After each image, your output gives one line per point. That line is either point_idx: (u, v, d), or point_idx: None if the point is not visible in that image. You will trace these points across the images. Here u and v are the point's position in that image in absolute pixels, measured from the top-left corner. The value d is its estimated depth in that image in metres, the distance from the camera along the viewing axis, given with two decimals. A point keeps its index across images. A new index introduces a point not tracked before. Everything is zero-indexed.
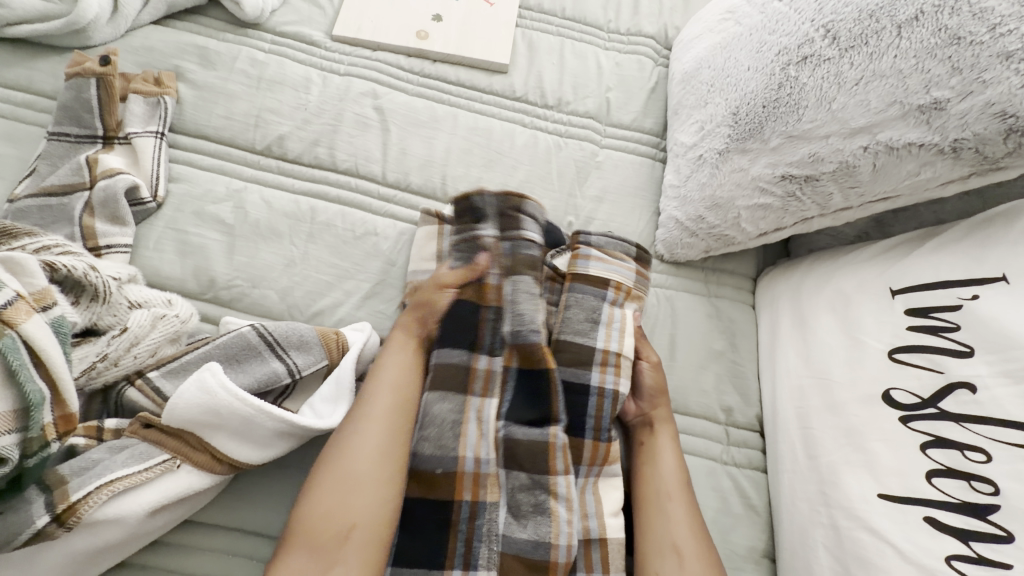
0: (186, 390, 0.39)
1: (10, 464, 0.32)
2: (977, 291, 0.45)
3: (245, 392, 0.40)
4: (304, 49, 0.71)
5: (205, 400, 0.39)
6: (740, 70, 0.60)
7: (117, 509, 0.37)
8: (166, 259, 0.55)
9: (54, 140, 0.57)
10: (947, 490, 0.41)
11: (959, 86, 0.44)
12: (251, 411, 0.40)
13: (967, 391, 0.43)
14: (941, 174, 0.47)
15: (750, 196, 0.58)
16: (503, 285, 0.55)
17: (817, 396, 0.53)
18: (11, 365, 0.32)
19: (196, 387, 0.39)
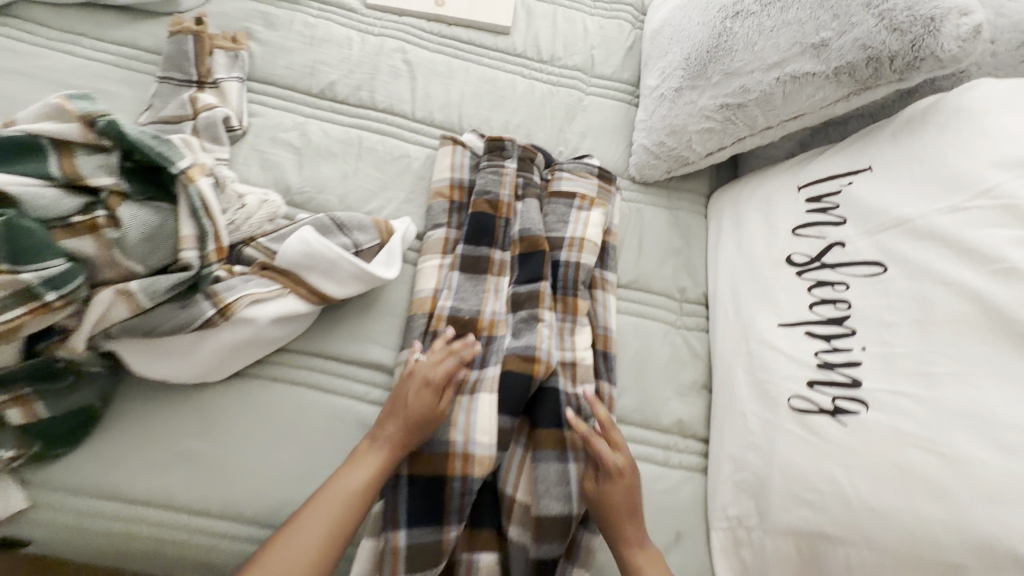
0: (293, 242, 0.57)
1: (195, 269, 0.50)
2: (852, 179, 0.63)
3: (331, 244, 0.58)
4: (345, 15, 0.87)
5: (304, 248, 0.57)
6: (692, 25, 0.77)
7: (252, 313, 0.54)
8: (253, 171, 0.72)
9: (162, 83, 0.74)
10: (822, 313, 0.59)
11: (838, 28, 0.61)
12: (335, 257, 0.57)
13: (839, 246, 0.61)
14: (829, 95, 0.64)
15: (698, 122, 0.74)
16: (513, 204, 0.73)
17: (745, 269, 0.70)
18: (196, 206, 0.49)
19: (297, 240, 0.57)
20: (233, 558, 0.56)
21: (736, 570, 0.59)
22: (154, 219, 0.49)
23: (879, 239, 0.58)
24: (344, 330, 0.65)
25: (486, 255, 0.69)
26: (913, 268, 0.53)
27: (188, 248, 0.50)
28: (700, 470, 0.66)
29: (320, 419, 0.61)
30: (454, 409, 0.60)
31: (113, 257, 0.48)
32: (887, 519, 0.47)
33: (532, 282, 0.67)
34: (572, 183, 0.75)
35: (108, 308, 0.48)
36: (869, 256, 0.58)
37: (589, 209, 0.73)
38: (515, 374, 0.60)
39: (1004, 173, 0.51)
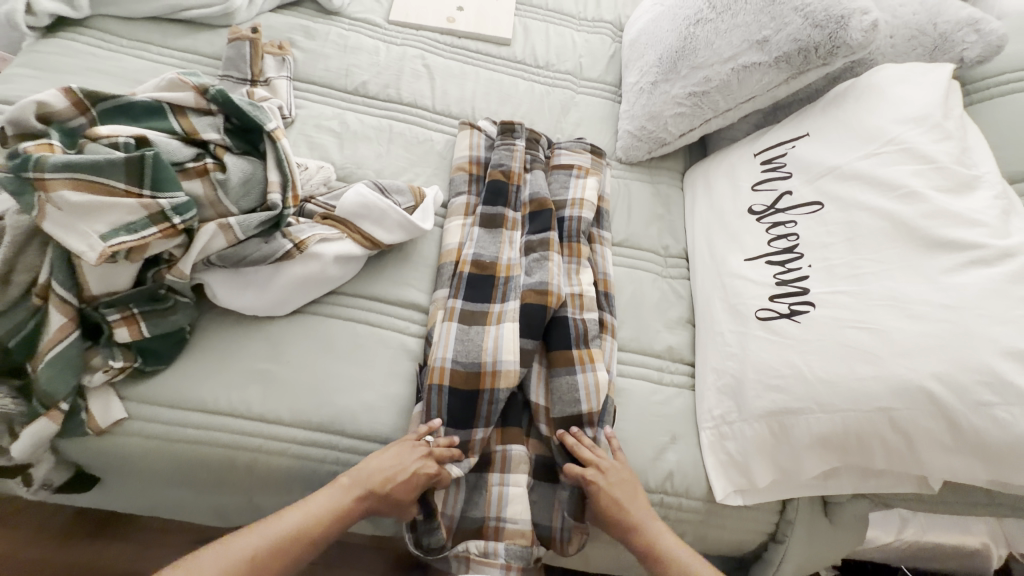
0: (350, 196, 0.70)
1: (279, 208, 0.62)
2: (795, 144, 0.79)
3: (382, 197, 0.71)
4: (372, 29, 1.03)
5: (361, 200, 0.70)
6: (663, 33, 0.94)
7: (321, 249, 0.66)
8: (302, 151, 0.85)
9: (223, 80, 0.87)
10: (778, 245, 0.73)
11: (776, 28, 0.78)
12: (386, 207, 0.70)
13: (788, 195, 0.76)
14: (773, 80, 0.81)
15: (672, 108, 0.91)
16: (524, 174, 0.87)
17: (716, 222, 0.85)
18: (282, 156, 0.62)
19: (354, 194, 0.70)
20: (292, 461, 0.65)
21: (723, 461, 0.69)
22: (248, 168, 0.61)
23: (818, 185, 0.73)
24: (386, 276, 0.76)
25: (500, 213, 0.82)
26: (843, 202, 0.69)
27: (275, 191, 0.62)
28: (689, 387, 0.77)
29: (369, 345, 0.71)
30: (483, 336, 0.71)
31: (216, 197, 0.60)
32: (835, 385, 0.60)
33: (541, 234, 0.80)
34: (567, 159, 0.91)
35: (211, 239, 0.60)
36: (811, 198, 0.73)
37: (586, 177, 0.88)
38: (532, 306, 0.72)
39: (904, 128, 0.68)
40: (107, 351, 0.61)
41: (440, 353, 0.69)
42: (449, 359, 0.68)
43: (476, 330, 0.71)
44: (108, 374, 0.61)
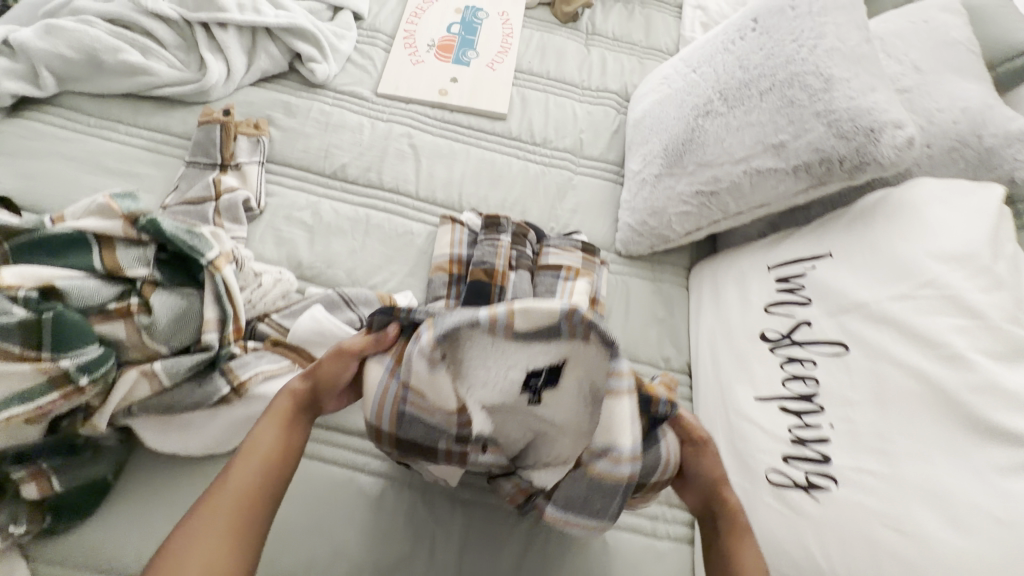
0: (304, 321, 0.62)
1: (213, 349, 0.55)
2: (816, 263, 0.69)
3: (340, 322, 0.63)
4: (357, 103, 0.97)
5: (316, 326, 0.62)
6: (669, 119, 0.86)
7: (265, 389, 0.58)
8: (267, 247, 0.78)
9: (190, 166, 0.81)
10: (794, 388, 0.64)
11: (794, 133, 0.69)
12: (344, 334, 0.62)
13: (807, 326, 0.66)
14: (791, 188, 0.71)
15: (677, 205, 0.82)
16: (509, 273, 0.77)
17: (723, 340, 0.75)
18: (220, 291, 0.55)
19: (309, 319, 0.62)
20: None
21: None
22: (181, 304, 0.54)
23: (841, 319, 0.63)
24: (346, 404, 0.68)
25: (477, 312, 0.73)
26: (870, 348, 0.59)
27: (210, 330, 0.55)
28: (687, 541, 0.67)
29: (332, 492, 0.63)
30: None
31: (140, 339, 0.53)
32: None
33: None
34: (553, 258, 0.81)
35: (132, 387, 0.52)
36: (832, 335, 0.63)
37: (574, 280, 0.79)
38: None
39: (947, 267, 0.58)
40: (11, 510, 0.52)
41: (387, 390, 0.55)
42: None
43: None
44: (10, 540, 0.52)
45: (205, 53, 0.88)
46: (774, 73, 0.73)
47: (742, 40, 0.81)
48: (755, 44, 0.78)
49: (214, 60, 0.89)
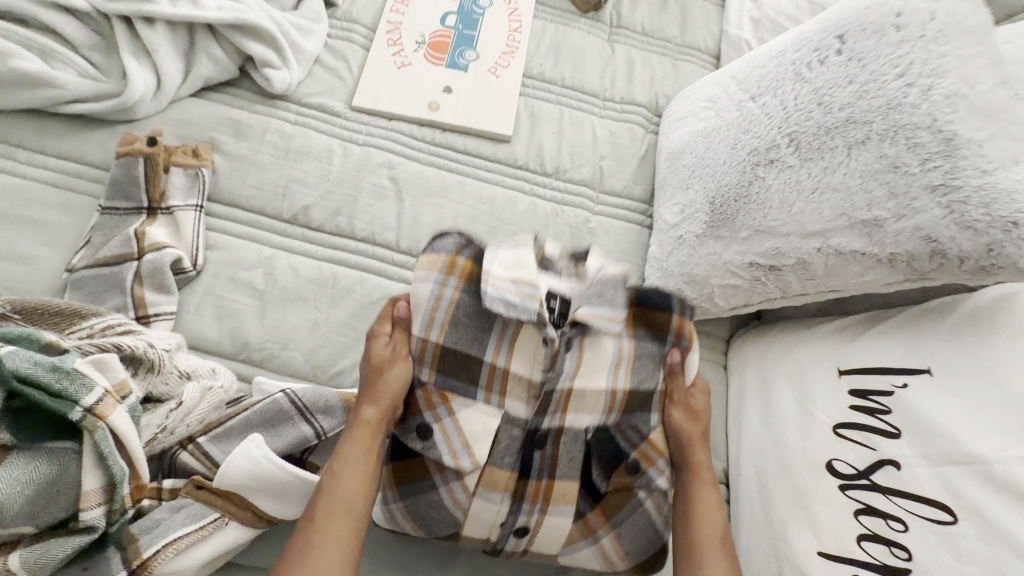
0: (236, 459, 0.47)
1: (96, 533, 0.39)
2: (907, 379, 0.54)
3: (283, 460, 0.48)
4: (326, 120, 0.78)
5: (251, 468, 0.47)
6: (717, 162, 0.68)
7: (179, 565, 0.44)
8: (206, 323, 0.62)
9: (106, 213, 0.64)
10: (874, 553, 0.50)
11: (894, 210, 0.52)
12: (288, 477, 0.47)
13: (893, 467, 0.51)
14: (881, 278, 0.55)
15: (722, 276, 0.65)
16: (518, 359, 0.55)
17: (774, 459, 0.60)
18: (101, 452, 0.39)
19: (242, 457, 0.47)
20: None
21: None
22: (45, 474, 0.38)
23: (943, 472, 0.48)
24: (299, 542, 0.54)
25: (471, 392, 0.54)
26: (987, 526, 0.44)
27: (90, 506, 0.39)
28: None
29: None
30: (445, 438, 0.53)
31: None
32: None
33: (520, 448, 0.54)
34: (589, 308, 0.54)
35: None
36: (929, 491, 0.48)
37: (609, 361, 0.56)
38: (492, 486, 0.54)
39: None
40: None
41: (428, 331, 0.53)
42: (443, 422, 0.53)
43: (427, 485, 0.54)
44: None
45: (127, 58, 0.69)
46: (869, 120, 0.55)
47: (820, 65, 0.61)
48: (841, 74, 0.59)
49: (139, 67, 0.70)
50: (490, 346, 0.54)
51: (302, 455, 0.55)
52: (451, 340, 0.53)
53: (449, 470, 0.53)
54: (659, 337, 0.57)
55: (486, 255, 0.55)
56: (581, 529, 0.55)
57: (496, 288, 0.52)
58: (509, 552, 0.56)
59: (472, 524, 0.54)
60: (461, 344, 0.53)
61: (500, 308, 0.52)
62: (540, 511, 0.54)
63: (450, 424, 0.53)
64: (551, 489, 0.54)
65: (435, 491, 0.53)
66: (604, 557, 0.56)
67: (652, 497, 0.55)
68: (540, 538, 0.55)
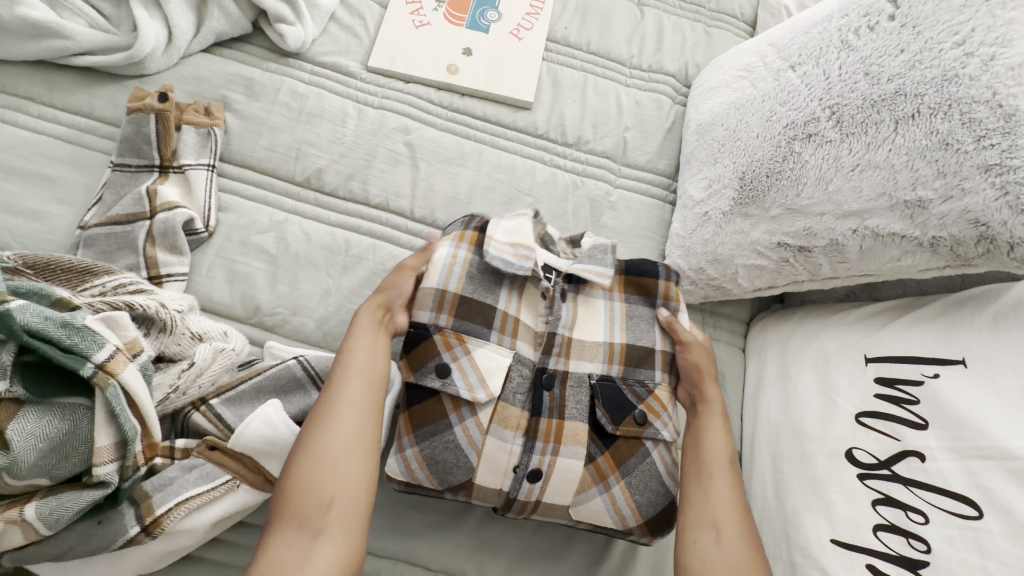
0: (253, 422, 0.47)
1: (110, 486, 0.39)
2: (939, 370, 0.51)
3: (300, 428, 0.47)
4: (341, 81, 0.75)
5: (268, 433, 0.47)
6: (749, 135, 0.64)
7: (191, 523, 0.44)
8: (217, 285, 0.61)
9: (117, 170, 0.63)
10: (889, 544, 0.48)
11: (942, 190, 0.48)
12: None
13: (917, 459, 0.50)
14: (920, 263, 0.52)
15: (748, 256, 0.63)
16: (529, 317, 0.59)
17: (791, 445, 0.59)
18: (113, 409, 0.38)
19: (260, 420, 0.47)
20: None
21: None
22: (56, 428, 0.38)
23: (971, 467, 0.46)
24: None
25: (485, 333, 0.56)
26: (1017, 525, 0.42)
27: (104, 462, 0.39)
28: None
29: None
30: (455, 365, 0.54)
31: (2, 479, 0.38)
32: None
33: (531, 388, 0.56)
34: (581, 267, 0.60)
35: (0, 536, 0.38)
36: (955, 486, 0.46)
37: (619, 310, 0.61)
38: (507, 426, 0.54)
39: None
40: None
41: (447, 281, 0.57)
42: (460, 357, 0.55)
43: (443, 427, 0.53)
44: None
45: (137, 10, 0.67)
46: (921, 93, 0.51)
47: (870, 31, 0.57)
48: (892, 42, 0.54)
49: (149, 19, 0.67)
50: (498, 296, 0.58)
51: None
52: (467, 290, 0.57)
53: (464, 408, 0.54)
54: (651, 300, 0.62)
55: (491, 224, 0.61)
56: (594, 473, 0.54)
57: (497, 251, 0.58)
58: (522, 504, 0.54)
59: (485, 466, 0.53)
60: (474, 293, 0.57)
61: (501, 264, 0.58)
62: (553, 450, 0.54)
63: (468, 362, 0.54)
64: (562, 429, 0.54)
65: (451, 431, 0.53)
66: (615, 510, 0.54)
67: (658, 449, 0.56)
68: (553, 483, 0.53)
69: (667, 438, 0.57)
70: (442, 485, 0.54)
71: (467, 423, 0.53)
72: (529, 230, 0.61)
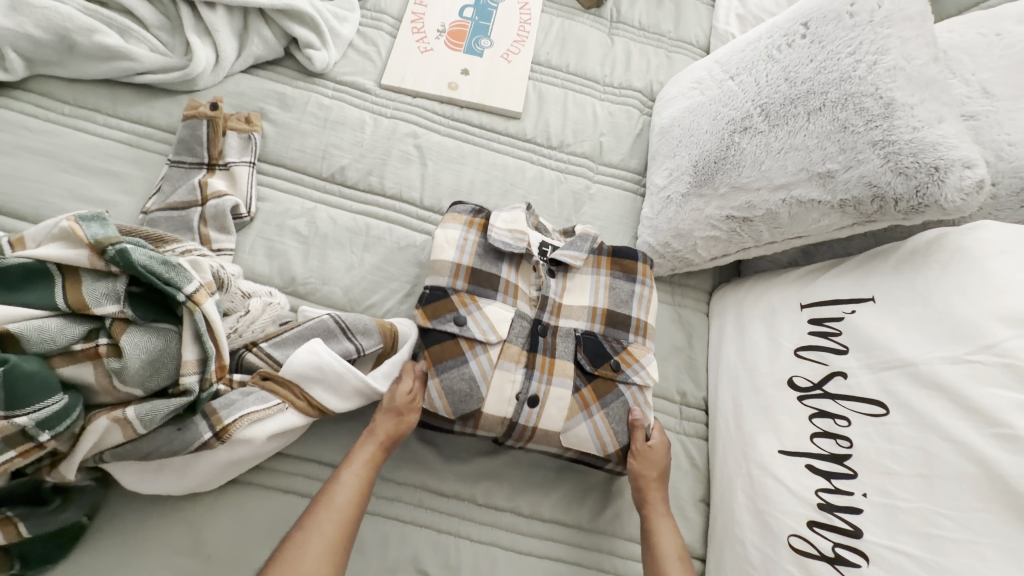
0: (301, 353, 0.57)
1: (193, 394, 0.49)
2: (855, 307, 0.64)
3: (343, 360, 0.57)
4: (359, 96, 0.88)
5: (314, 359, 0.57)
6: (701, 132, 0.78)
7: (251, 433, 0.54)
8: (259, 260, 0.72)
9: (174, 166, 0.74)
10: (823, 447, 0.59)
11: (844, 162, 0.62)
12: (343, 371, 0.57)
13: (842, 377, 0.61)
14: (835, 223, 0.65)
15: (705, 229, 0.75)
16: (529, 289, 0.71)
17: (746, 382, 0.70)
18: (199, 330, 0.49)
19: (307, 352, 0.57)
20: None
21: None
22: (155, 344, 0.48)
23: (882, 377, 0.57)
24: (340, 439, 0.63)
25: (492, 295, 0.67)
26: (915, 415, 0.53)
27: (189, 373, 0.49)
28: None
29: None
30: (471, 315, 0.65)
31: (111, 383, 0.48)
32: None
33: (529, 335, 0.67)
34: (563, 251, 0.72)
35: (104, 435, 0.48)
36: (870, 393, 0.58)
37: (603, 276, 0.72)
38: (507, 364, 0.64)
39: (1008, 327, 0.49)
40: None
41: (460, 256, 0.68)
42: (476, 308, 0.65)
43: (459, 363, 0.62)
44: None
45: (191, 37, 0.80)
46: (825, 91, 0.65)
47: (789, 47, 0.72)
48: (805, 54, 0.69)
49: (201, 45, 0.80)
50: (502, 267, 0.70)
51: None
52: (478, 262, 0.68)
53: (477, 347, 0.64)
54: (630, 276, 0.73)
55: (492, 215, 0.72)
56: (579, 401, 0.64)
57: (497, 234, 0.70)
58: (521, 429, 0.63)
59: (492, 395, 0.63)
60: (483, 265, 0.68)
61: (502, 245, 0.69)
62: (548, 381, 0.64)
63: (480, 314, 0.65)
64: (555, 365, 0.65)
65: (467, 365, 0.62)
66: (597, 436, 0.64)
67: (630, 389, 0.66)
68: (548, 409, 0.63)
69: (638, 383, 0.66)
70: (456, 413, 0.61)
71: (478, 356, 0.63)
72: (524, 220, 0.72)
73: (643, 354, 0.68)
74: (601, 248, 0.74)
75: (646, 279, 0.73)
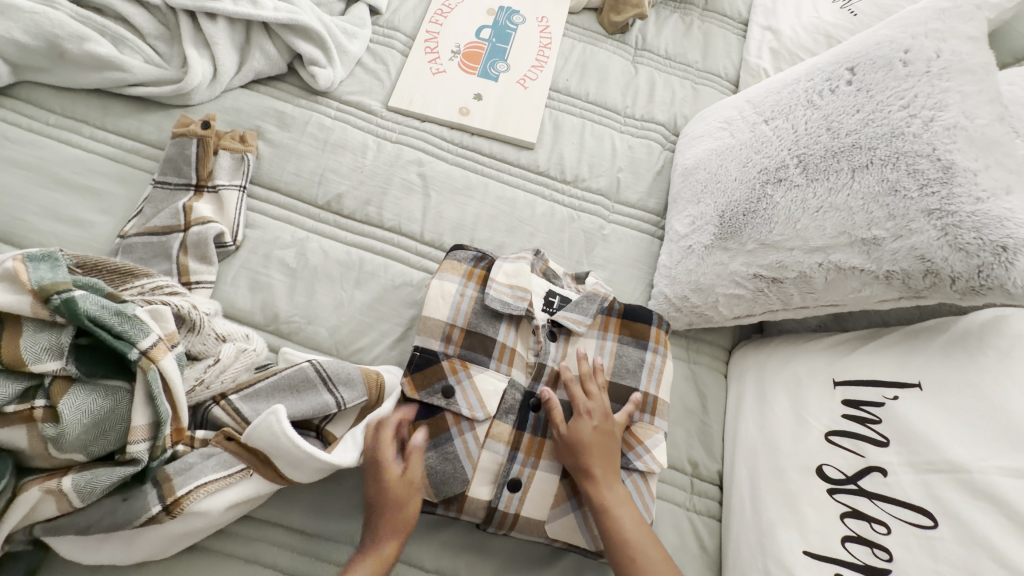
0: (260, 426, 0.49)
1: (140, 463, 0.44)
2: (898, 393, 0.56)
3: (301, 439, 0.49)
4: (363, 118, 0.83)
5: (274, 438, 0.49)
6: (728, 179, 0.72)
7: (207, 505, 0.48)
8: (240, 293, 0.67)
9: (158, 187, 0.69)
10: (856, 554, 0.52)
11: (892, 229, 0.55)
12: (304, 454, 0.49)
13: (880, 474, 0.54)
14: (877, 294, 0.58)
15: (727, 286, 0.69)
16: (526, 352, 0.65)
17: (766, 461, 0.63)
18: (152, 393, 0.43)
19: (265, 428, 0.49)
20: None
21: None
22: (100, 406, 0.43)
23: (927, 480, 0.50)
24: (313, 504, 0.57)
25: (486, 361, 0.61)
26: (965, 532, 0.46)
27: (137, 440, 0.44)
28: None
29: None
30: (460, 388, 0.59)
31: (47, 450, 0.43)
32: None
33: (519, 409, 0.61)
34: (565, 313, 0.66)
35: (35, 506, 0.43)
36: (913, 498, 0.50)
37: (608, 339, 0.66)
38: (494, 444, 0.59)
39: None
40: None
41: (455, 316, 0.62)
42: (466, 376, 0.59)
43: (443, 441, 0.57)
44: None
45: (189, 48, 0.75)
46: (874, 146, 0.58)
47: (832, 93, 0.65)
48: (850, 103, 0.62)
49: (199, 57, 0.76)
50: (499, 329, 0.63)
51: (319, 423, 0.58)
52: (473, 324, 0.62)
53: (464, 422, 0.59)
54: (641, 343, 0.66)
55: (495, 265, 0.66)
56: (567, 487, 0.59)
57: (496, 292, 0.63)
58: (501, 517, 0.57)
59: (478, 479, 0.57)
60: (479, 326, 0.62)
61: (501, 306, 0.62)
62: (533, 464, 0.59)
63: (470, 385, 0.59)
64: (543, 446, 0.60)
65: (451, 443, 0.57)
66: (588, 528, 0.58)
67: (630, 476, 0.60)
68: (530, 494, 0.58)
69: (641, 469, 0.60)
70: (437, 497, 0.56)
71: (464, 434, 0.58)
72: (529, 274, 0.66)
73: (649, 435, 0.62)
74: (612, 308, 0.68)
75: (660, 346, 0.66)
